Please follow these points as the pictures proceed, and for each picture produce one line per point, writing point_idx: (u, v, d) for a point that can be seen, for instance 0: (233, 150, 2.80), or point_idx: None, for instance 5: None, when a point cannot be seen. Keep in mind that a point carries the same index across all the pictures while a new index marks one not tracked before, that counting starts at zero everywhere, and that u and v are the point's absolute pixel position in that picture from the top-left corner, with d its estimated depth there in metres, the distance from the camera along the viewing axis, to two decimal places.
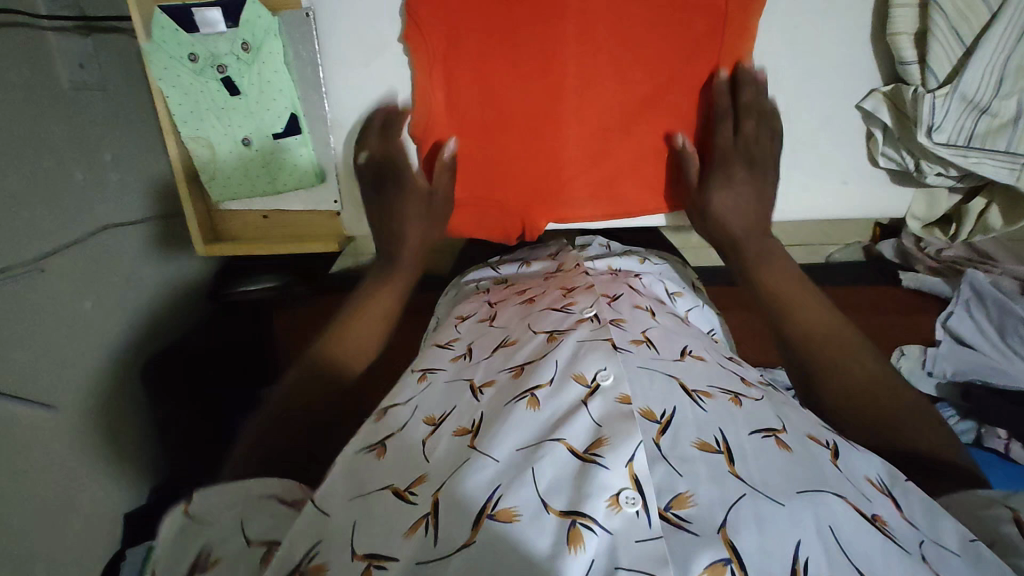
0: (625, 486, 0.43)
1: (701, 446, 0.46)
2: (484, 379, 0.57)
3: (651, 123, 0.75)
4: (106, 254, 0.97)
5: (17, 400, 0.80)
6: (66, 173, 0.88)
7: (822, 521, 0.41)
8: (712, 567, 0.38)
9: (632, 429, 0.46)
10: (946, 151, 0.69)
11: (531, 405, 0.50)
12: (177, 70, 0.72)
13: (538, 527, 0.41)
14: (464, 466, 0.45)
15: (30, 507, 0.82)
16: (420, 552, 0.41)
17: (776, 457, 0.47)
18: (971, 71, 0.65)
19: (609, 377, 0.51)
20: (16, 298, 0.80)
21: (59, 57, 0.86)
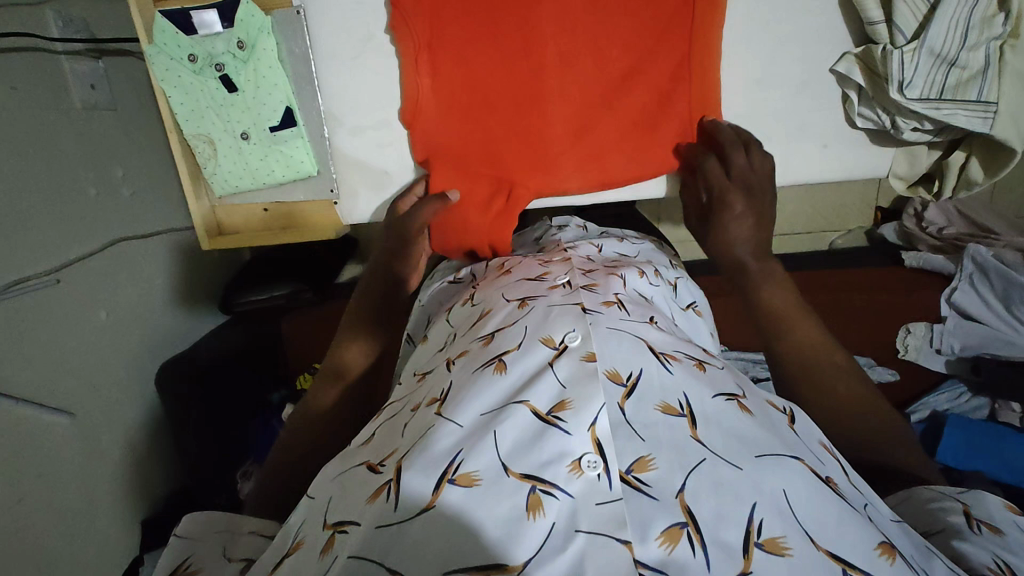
0: (587, 451, 0.44)
1: (664, 410, 0.47)
2: (458, 351, 0.59)
3: (634, 96, 0.76)
4: (120, 266, 1.00)
5: (35, 406, 0.83)
6: (82, 189, 0.92)
7: (776, 486, 0.43)
8: (667, 530, 0.40)
9: (595, 392, 0.47)
10: (919, 105, 0.70)
11: (498, 370, 0.51)
12: (178, 70, 0.76)
13: (497, 490, 0.42)
14: (429, 432, 0.47)
15: (49, 512, 0.84)
16: (380, 517, 0.42)
17: (739, 421, 0.48)
18: (936, 25, 0.66)
19: (577, 338, 0.53)
20: (34, 309, 0.83)
21: (71, 78, 0.91)
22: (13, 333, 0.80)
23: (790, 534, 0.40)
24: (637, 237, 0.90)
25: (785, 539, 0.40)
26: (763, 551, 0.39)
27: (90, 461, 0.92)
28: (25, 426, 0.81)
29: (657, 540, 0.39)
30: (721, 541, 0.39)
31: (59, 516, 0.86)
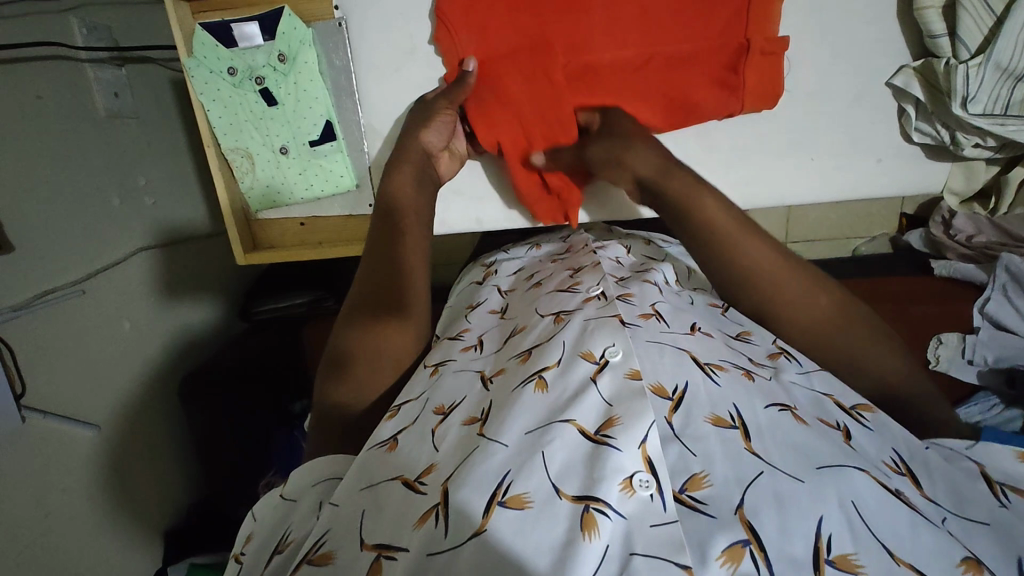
0: (638, 469, 0.42)
1: (715, 422, 0.46)
2: (494, 367, 0.58)
3: (691, 25, 0.71)
4: (143, 275, 0.99)
5: (62, 419, 0.82)
6: (106, 199, 0.92)
7: (844, 495, 0.42)
8: (729, 549, 0.38)
9: (644, 409, 0.45)
10: (982, 121, 0.70)
11: (539, 388, 0.50)
12: (217, 83, 0.75)
13: (551, 512, 0.40)
14: (475, 453, 0.45)
15: (73, 524, 0.84)
16: (430, 544, 0.41)
17: (793, 430, 0.46)
18: (1003, 39, 0.65)
19: (617, 353, 0.51)
20: (61, 320, 0.83)
21: (96, 86, 0.90)
22: (40, 346, 0.79)
23: (864, 551, 0.39)
24: (662, 238, 0.89)
25: (857, 557, 0.38)
26: (834, 568, 0.38)
27: (116, 473, 0.92)
28: (52, 439, 0.81)
29: (718, 561, 0.38)
30: (789, 558, 0.38)
31: (85, 528, 0.86)
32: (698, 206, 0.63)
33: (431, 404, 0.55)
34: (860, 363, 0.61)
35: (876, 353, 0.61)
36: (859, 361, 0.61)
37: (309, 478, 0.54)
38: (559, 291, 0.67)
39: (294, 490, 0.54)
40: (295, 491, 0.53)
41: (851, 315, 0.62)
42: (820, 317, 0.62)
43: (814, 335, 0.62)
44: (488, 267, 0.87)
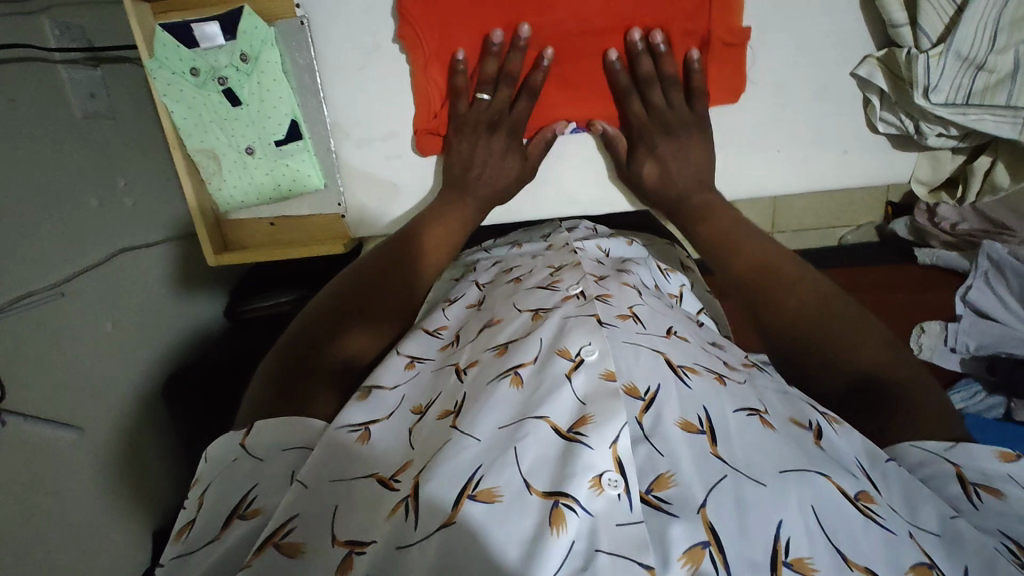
0: (608, 469, 0.42)
1: (684, 427, 0.46)
2: (469, 359, 0.57)
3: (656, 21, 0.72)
4: (124, 276, 0.99)
5: (45, 421, 0.82)
6: (84, 201, 0.91)
7: (805, 499, 0.41)
8: (689, 550, 0.38)
9: (616, 409, 0.45)
10: (945, 111, 0.69)
11: (514, 383, 0.49)
12: (180, 84, 0.74)
13: (519, 508, 0.40)
14: (446, 448, 0.44)
15: (61, 526, 0.84)
16: (397, 537, 0.41)
17: (760, 436, 0.46)
18: (963, 29, 0.65)
19: (593, 352, 0.50)
20: (41, 324, 0.82)
21: (70, 87, 0.89)
22: (21, 349, 0.79)
23: (819, 555, 0.39)
24: (645, 240, 0.89)
25: (812, 560, 0.39)
26: (791, 571, 0.38)
27: (102, 474, 0.92)
28: (36, 442, 0.81)
29: (680, 562, 0.38)
30: (749, 563, 0.38)
31: (71, 530, 0.86)
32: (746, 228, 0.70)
33: (408, 401, 0.55)
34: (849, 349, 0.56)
35: (869, 350, 0.56)
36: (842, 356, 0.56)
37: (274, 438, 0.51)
38: (539, 287, 0.67)
39: (260, 446, 0.50)
40: (258, 446, 0.50)
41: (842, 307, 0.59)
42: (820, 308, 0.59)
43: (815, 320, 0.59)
44: (468, 267, 0.86)
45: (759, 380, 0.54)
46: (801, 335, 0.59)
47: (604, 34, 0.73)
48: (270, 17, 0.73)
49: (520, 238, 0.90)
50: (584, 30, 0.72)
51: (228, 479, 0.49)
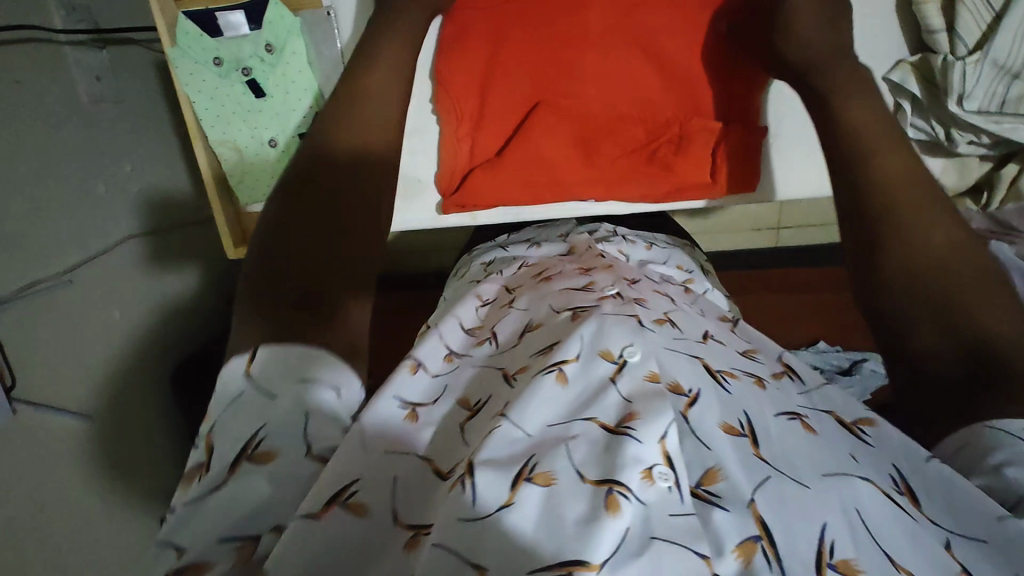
0: (657, 461, 0.38)
1: (726, 429, 0.42)
2: (507, 358, 0.50)
3: (679, 122, 0.78)
4: (129, 263, 0.98)
5: (53, 410, 0.81)
6: (90, 188, 0.90)
7: (848, 502, 0.39)
8: (742, 544, 0.36)
9: (664, 407, 0.41)
10: (977, 118, 0.70)
11: (560, 380, 0.43)
12: (202, 74, 0.73)
13: (564, 493, 0.36)
14: (490, 435, 0.39)
15: (69, 515, 0.84)
16: (457, 509, 0.35)
17: (808, 440, 0.43)
18: (1002, 35, 0.66)
19: (636, 353, 0.45)
20: (48, 311, 0.82)
21: (77, 70, 0.87)
22: (29, 337, 0.78)
23: (866, 557, 0.36)
24: (668, 242, 0.87)
25: (858, 561, 0.36)
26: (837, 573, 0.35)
27: (110, 463, 0.92)
28: (44, 431, 0.80)
29: (732, 554, 0.36)
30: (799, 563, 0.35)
31: (80, 520, 0.86)
32: (837, 100, 0.55)
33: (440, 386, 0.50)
34: (919, 236, 0.48)
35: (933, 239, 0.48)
36: (906, 237, 0.48)
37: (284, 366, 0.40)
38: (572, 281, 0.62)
39: (271, 380, 0.40)
40: (267, 380, 0.40)
41: (977, 255, 0.47)
42: (901, 177, 0.50)
43: (888, 203, 0.49)
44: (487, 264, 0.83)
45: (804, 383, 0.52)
46: (919, 283, 0.47)
47: (624, 121, 0.78)
48: (295, 5, 0.74)
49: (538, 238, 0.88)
50: (608, 120, 0.78)
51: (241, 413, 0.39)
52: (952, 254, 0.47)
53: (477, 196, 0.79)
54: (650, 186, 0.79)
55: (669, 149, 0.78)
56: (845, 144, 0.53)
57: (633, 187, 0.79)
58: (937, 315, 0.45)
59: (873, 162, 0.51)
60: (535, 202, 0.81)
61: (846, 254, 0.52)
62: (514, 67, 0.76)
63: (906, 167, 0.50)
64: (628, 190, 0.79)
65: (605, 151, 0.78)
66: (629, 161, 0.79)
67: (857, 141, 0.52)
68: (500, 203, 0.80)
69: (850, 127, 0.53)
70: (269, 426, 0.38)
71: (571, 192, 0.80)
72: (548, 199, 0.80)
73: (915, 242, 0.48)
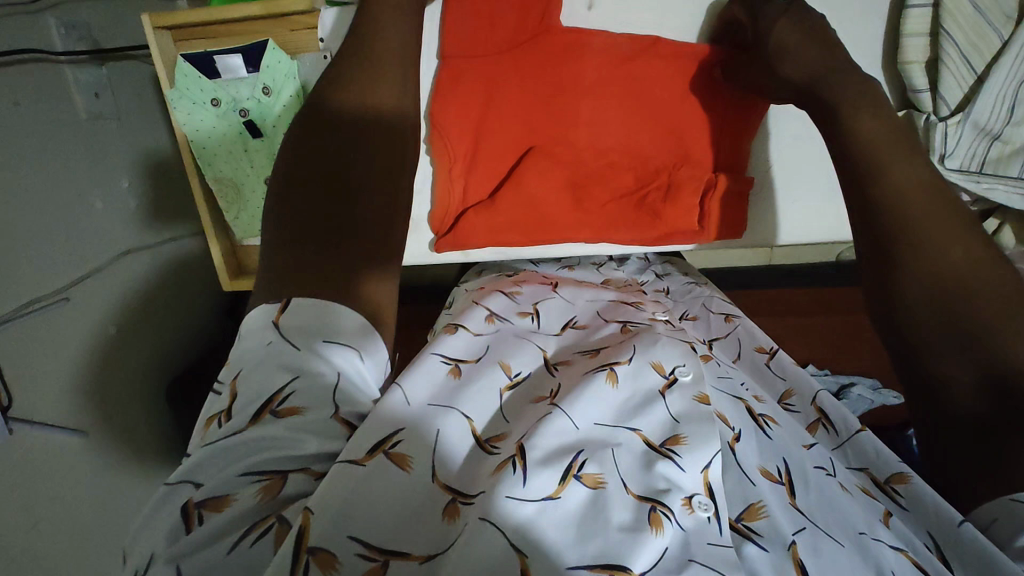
0: (698, 492, 0.43)
1: (765, 474, 0.47)
2: (558, 355, 0.56)
3: (668, 170, 0.80)
4: (128, 277, 0.98)
5: (51, 426, 0.82)
6: (89, 204, 0.90)
7: (882, 562, 0.42)
8: None
9: (711, 434, 0.45)
10: (957, 176, 0.72)
11: (611, 379, 0.48)
12: (201, 114, 0.75)
13: (618, 501, 0.39)
14: (542, 420, 0.43)
15: (66, 528, 0.85)
16: (506, 487, 0.38)
17: (839, 493, 0.48)
18: (982, 99, 0.68)
19: (687, 374, 0.51)
20: (46, 329, 0.82)
21: (75, 88, 0.88)
22: (28, 355, 0.79)
23: None
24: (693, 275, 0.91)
25: None
26: None
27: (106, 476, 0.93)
28: (42, 446, 0.81)
29: None
30: None
31: (77, 532, 0.87)
32: (851, 118, 0.55)
33: (495, 352, 0.53)
34: (937, 254, 0.49)
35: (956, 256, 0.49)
36: (927, 255, 0.50)
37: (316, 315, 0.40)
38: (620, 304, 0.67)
39: (297, 324, 0.40)
40: (294, 326, 0.39)
41: (995, 274, 0.49)
42: (916, 197, 0.51)
43: (905, 222, 0.51)
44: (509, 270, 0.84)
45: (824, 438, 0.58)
46: (941, 299, 0.48)
47: (615, 167, 0.80)
48: (296, 50, 0.75)
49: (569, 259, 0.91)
50: (599, 165, 0.80)
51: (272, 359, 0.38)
52: (969, 273, 0.49)
53: (469, 237, 0.80)
54: (639, 230, 0.80)
55: (659, 197, 0.79)
56: (858, 160, 0.54)
57: (622, 233, 0.80)
58: (957, 332, 0.47)
59: (890, 176, 0.52)
60: (526, 243, 0.82)
61: (864, 266, 0.53)
62: (508, 111, 0.77)
63: (924, 184, 0.52)
64: (618, 236, 0.81)
65: (596, 195, 0.80)
66: (619, 205, 0.80)
67: (868, 159, 0.53)
68: (490, 243, 0.81)
69: (866, 145, 0.54)
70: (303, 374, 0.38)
71: (563, 234, 0.81)
72: (538, 240, 0.81)
73: (935, 258, 0.49)
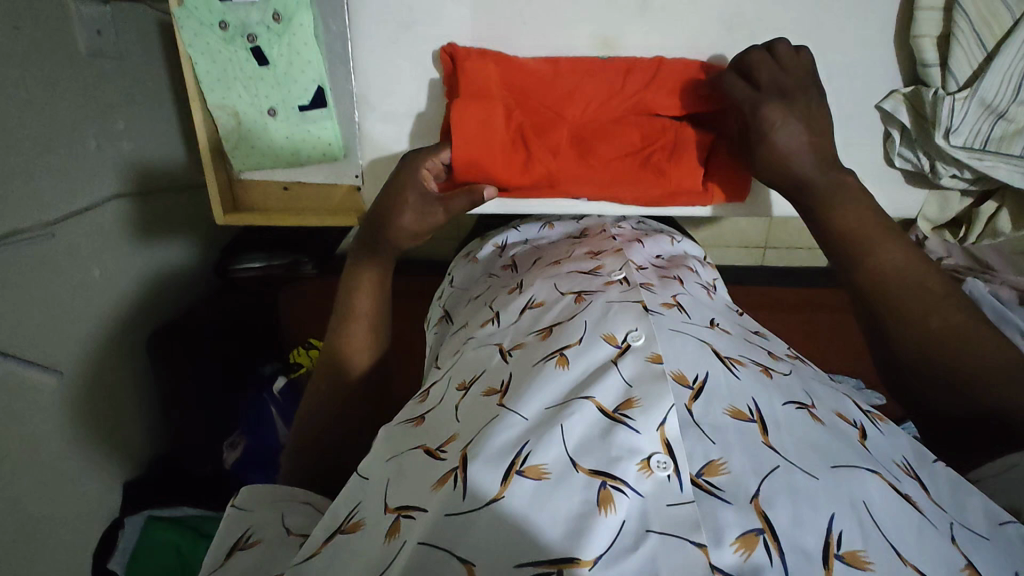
0: (656, 451, 0.42)
1: (734, 414, 0.45)
2: (512, 341, 0.56)
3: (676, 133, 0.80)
4: (116, 221, 0.96)
5: (26, 363, 0.80)
6: (81, 141, 0.88)
7: (856, 496, 0.40)
8: (742, 537, 0.38)
9: (663, 392, 0.45)
10: (962, 153, 0.74)
11: (560, 363, 0.49)
12: (207, 37, 0.75)
13: (568, 484, 0.40)
14: (492, 422, 0.45)
15: (34, 469, 0.83)
16: (448, 505, 0.41)
17: (811, 428, 0.45)
18: (990, 76, 0.70)
19: (640, 337, 0.51)
20: (29, 263, 0.80)
21: (77, 22, 0.86)
22: (8, 286, 0.77)
23: (874, 549, 0.38)
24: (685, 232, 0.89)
25: (866, 553, 0.37)
26: (843, 564, 0.37)
27: (79, 421, 0.91)
28: (15, 381, 0.79)
29: (732, 547, 0.37)
30: (802, 551, 0.37)
31: (43, 474, 0.85)
32: (827, 210, 0.63)
33: (454, 378, 0.55)
34: (918, 321, 0.60)
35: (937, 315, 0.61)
36: (906, 326, 0.60)
37: (267, 497, 0.55)
38: (581, 270, 0.65)
39: (251, 502, 0.54)
40: (250, 502, 0.54)
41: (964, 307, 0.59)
42: (903, 272, 0.61)
43: (889, 303, 0.61)
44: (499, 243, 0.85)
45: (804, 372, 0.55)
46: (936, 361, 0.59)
47: (622, 125, 0.81)
48: None
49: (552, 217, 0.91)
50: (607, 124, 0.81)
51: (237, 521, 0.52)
52: (953, 328, 0.59)
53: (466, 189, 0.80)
54: (644, 188, 0.81)
55: (668, 155, 0.80)
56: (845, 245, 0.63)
57: (627, 190, 0.81)
58: (945, 378, 0.59)
59: (874, 259, 0.62)
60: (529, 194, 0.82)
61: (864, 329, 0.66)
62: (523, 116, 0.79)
63: (903, 259, 0.61)
64: (624, 192, 0.81)
65: (601, 151, 0.80)
66: (625, 163, 0.81)
67: (854, 244, 0.62)
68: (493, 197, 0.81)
69: (849, 239, 0.62)
70: (251, 528, 0.51)
71: (570, 188, 0.81)
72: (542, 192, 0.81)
73: (915, 325, 0.60)
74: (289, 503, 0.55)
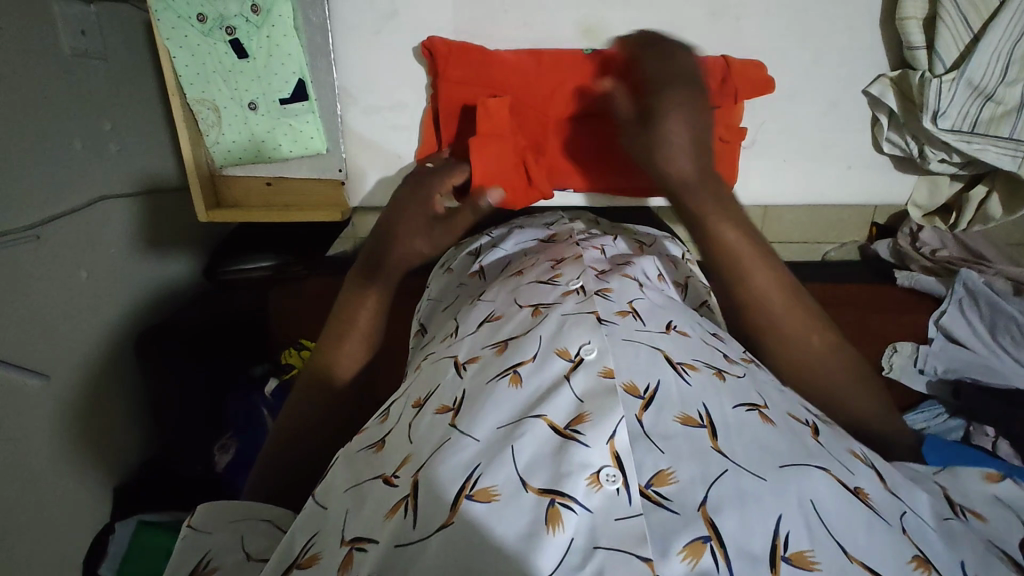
0: (605, 464, 0.41)
1: (683, 421, 0.44)
2: (469, 354, 0.54)
3: None
4: (104, 224, 0.96)
5: (14, 367, 0.80)
6: (66, 143, 0.88)
7: (804, 494, 0.39)
8: (691, 544, 0.37)
9: (613, 405, 0.44)
10: (950, 136, 0.75)
11: (513, 382, 0.48)
12: (185, 30, 0.74)
13: (517, 506, 0.39)
14: (444, 445, 0.43)
15: (22, 474, 0.82)
16: (398, 535, 0.40)
17: (762, 431, 0.44)
18: (977, 58, 0.71)
19: (592, 351, 0.50)
20: (16, 265, 0.80)
21: (62, 23, 0.85)
22: None
23: (820, 548, 0.37)
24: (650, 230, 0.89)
25: (813, 553, 0.37)
26: (789, 565, 0.36)
27: (67, 426, 0.90)
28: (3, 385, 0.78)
29: (680, 555, 0.36)
30: (748, 555, 0.36)
31: (31, 480, 0.84)
32: (704, 224, 0.59)
33: (409, 398, 0.53)
34: (798, 346, 0.59)
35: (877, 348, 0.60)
36: (780, 350, 0.59)
37: (228, 514, 0.51)
38: (538, 282, 0.64)
39: (207, 522, 0.50)
40: (207, 523, 0.50)
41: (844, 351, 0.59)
42: (775, 293, 0.59)
43: (768, 325, 0.59)
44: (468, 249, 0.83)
45: (759, 375, 0.53)
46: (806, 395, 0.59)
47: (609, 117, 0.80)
48: None
49: (522, 222, 0.89)
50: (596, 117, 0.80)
51: (191, 545, 0.48)
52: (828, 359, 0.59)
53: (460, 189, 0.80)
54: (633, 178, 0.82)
55: None
56: (725, 261, 0.60)
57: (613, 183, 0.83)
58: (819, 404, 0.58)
59: (752, 282, 0.59)
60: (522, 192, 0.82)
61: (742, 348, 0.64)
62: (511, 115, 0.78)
63: (778, 281, 0.59)
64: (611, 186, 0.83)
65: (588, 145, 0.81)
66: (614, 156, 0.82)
67: (735, 265, 0.59)
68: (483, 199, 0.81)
69: (733, 257, 0.59)
70: (209, 552, 0.47)
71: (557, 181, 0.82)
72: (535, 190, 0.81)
73: (796, 353, 0.59)
74: (251, 522, 0.51)
